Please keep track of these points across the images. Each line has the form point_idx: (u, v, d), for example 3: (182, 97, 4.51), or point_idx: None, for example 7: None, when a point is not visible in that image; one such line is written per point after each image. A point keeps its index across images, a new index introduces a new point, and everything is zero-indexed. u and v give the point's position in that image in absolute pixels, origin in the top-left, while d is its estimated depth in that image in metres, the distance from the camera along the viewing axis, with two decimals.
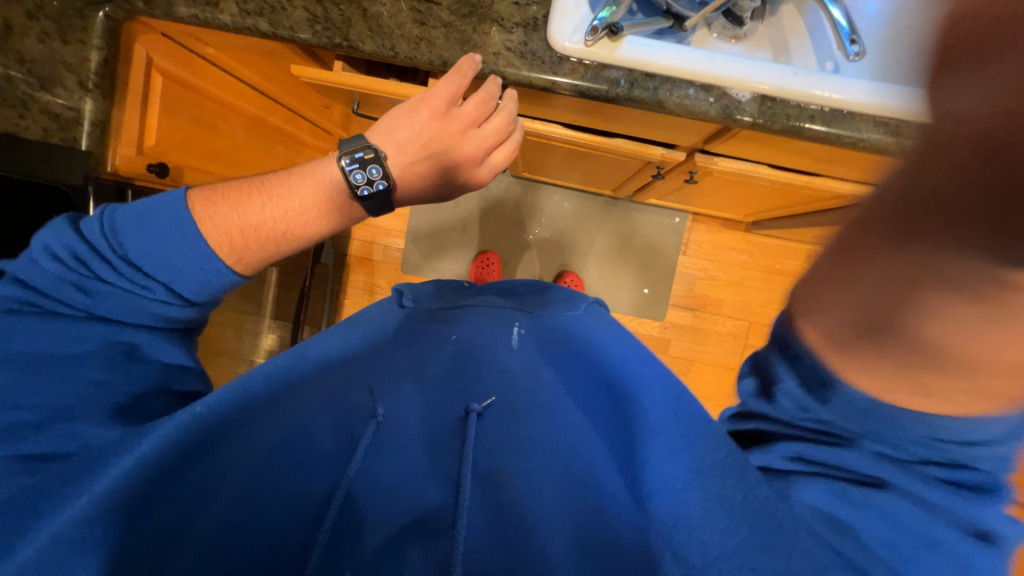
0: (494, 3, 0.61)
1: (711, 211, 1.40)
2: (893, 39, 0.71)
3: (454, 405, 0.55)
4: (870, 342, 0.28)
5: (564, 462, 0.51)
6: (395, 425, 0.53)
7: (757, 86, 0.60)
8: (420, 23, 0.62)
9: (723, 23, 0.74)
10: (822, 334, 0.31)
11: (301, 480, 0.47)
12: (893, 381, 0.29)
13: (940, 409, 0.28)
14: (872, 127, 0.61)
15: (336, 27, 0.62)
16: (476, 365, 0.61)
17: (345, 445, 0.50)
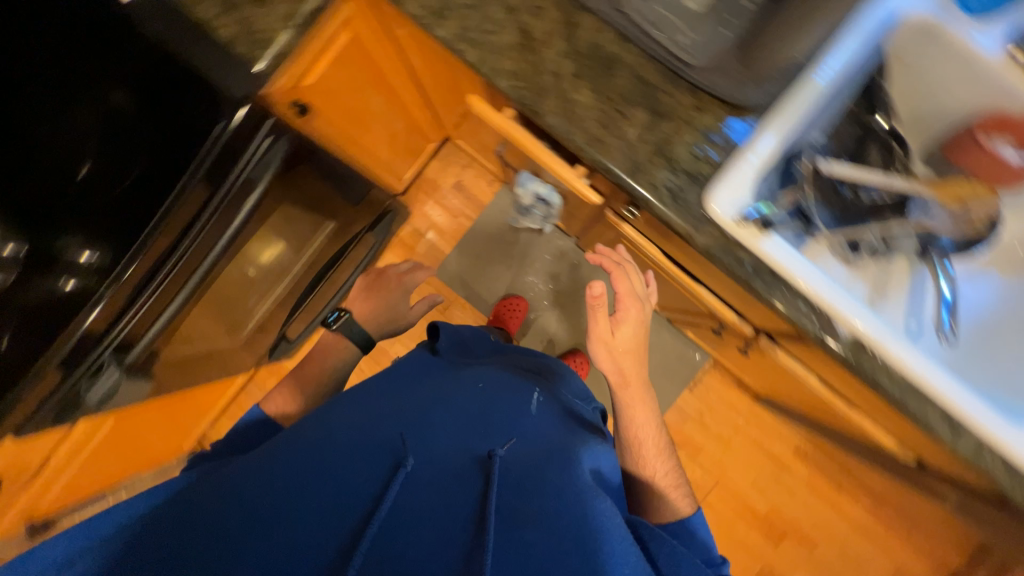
0: (675, 143, 0.65)
1: (732, 367, 1.45)
2: (985, 333, 0.76)
3: (473, 447, 0.61)
4: (653, 444, 0.80)
5: (579, 501, 0.54)
6: (425, 464, 0.57)
7: (857, 329, 0.63)
8: (604, 125, 0.66)
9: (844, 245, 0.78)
10: (650, 446, 0.80)
11: (338, 499, 0.53)
12: (664, 459, 0.79)
13: (668, 474, 0.77)
14: (938, 414, 0.65)
15: (531, 91, 0.67)
16: (501, 416, 0.68)
17: (378, 469, 0.56)
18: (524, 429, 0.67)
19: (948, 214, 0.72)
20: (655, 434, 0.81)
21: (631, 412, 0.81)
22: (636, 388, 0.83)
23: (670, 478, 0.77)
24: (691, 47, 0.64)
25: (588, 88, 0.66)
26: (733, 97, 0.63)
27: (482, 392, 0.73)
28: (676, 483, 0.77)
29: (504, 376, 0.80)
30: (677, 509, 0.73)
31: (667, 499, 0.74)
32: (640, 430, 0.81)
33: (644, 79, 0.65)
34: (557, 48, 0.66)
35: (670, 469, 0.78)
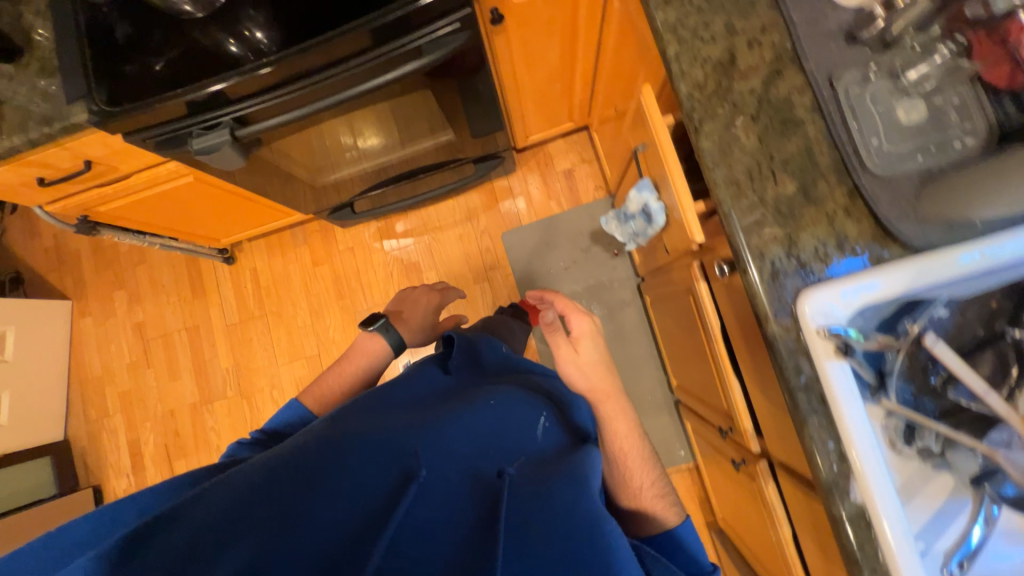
0: (804, 230, 0.63)
1: (707, 480, 1.39)
2: None
3: (474, 462, 0.65)
4: (641, 460, 0.81)
5: (583, 517, 0.56)
6: (437, 476, 0.61)
7: (879, 510, 0.58)
8: (749, 176, 0.64)
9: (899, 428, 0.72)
10: (637, 464, 0.80)
11: (358, 493, 0.58)
12: (652, 477, 0.81)
13: (664, 499, 0.79)
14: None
15: (703, 110, 0.66)
16: (506, 438, 0.71)
17: (385, 471, 0.60)
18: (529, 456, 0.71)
19: None
20: (640, 451, 0.82)
21: (614, 422, 0.83)
22: (614, 398, 0.85)
23: (656, 489, 0.80)
24: (877, 151, 0.61)
25: (755, 134, 0.65)
26: (887, 222, 0.60)
27: (491, 407, 0.75)
28: (664, 495, 0.79)
29: (516, 398, 0.80)
30: (668, 514, 0.77)
31: (646, 509, 0.78)
32: (625, 444, 0.81)
33: (812, 156, 0.63)
34: (749, 84, 0.65)
35: (658, 485, 0.80)
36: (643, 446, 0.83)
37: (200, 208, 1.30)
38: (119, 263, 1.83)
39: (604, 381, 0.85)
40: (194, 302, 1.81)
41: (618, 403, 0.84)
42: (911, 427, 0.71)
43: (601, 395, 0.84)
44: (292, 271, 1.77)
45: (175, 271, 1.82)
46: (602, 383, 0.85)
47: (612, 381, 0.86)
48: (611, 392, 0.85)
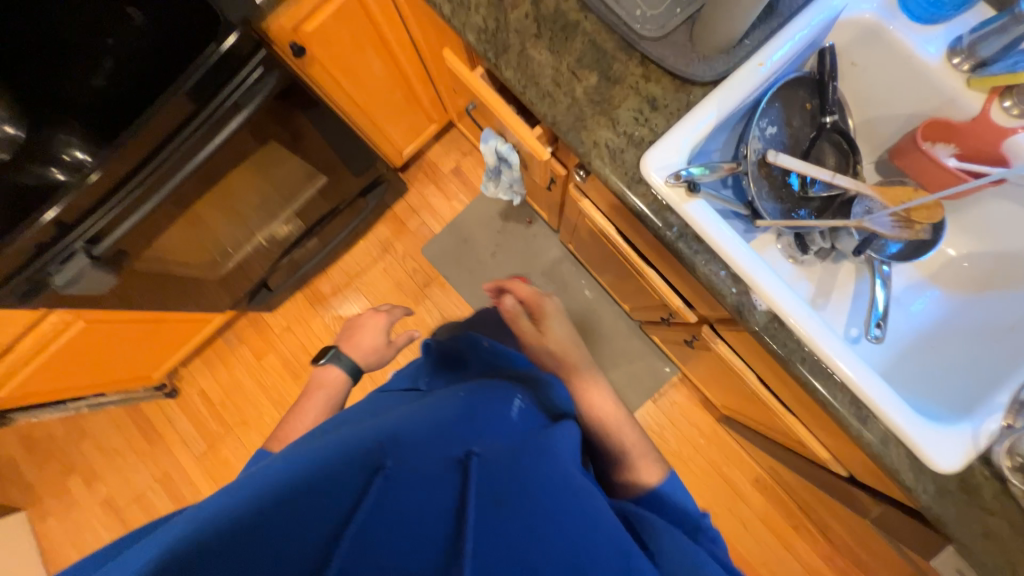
0: (619, 107, 0.69)
1: (696, 382, 1.44)
2: (919, 349, 0.74)
3: (444, 448, 0.50)
4: (613, 423, 0.80)
5: (561, 478, 0.52)
6: (393, 489, 0.43)
7: (781, 307, 0.63)
8: (556, 83, 0.70)
9: (790, 241, 0.79)
10: (608, 427, 0.79)
11: (264, 560, 0.36)
12: (628, 436, 0.79)
13: (645, 455, 0.77)
14: (844, 399, 0.64)
15: (494, 46, 0.72)
16: (480, 409, 0.59)
17: (345, 475, 0.43)
18: (511, 423, 0.60)
19: (895, 223, 0.70)
20: (616, 420, 0.80)
21: (592, 396, 0.82)
22: (584, 372, 0.84)
23: (636, 449, 0.78)
24: (644, 18, 0.68)
25: (545, 48, 0.71)
26: (679, 70, 0.68)
27: (460, 395, 0.62)
28: (643, 453, 0.77)
29: (491, 382, 0.71)
30: (648, 475, 0.74)
31: (632, 478, 0.74)
32: (604, 412, 0.80)
33: (598, 46, 0.70)
34: (522, 9, 0.72)
35: (638, 447, 0.78)
36: (615, 412, 0.82)
37: (108, 351, 1.25)
38: (61, 448, 1.72)
39: (562, 353, 0.88)
40: (153, 451, 1.71)
41: (590, 373, 0.85)
42: (797, 234, 0.77)
43: (564, 368, 0.86)
44: (240, 375, 1.72)
45: (123, 430, 1.72)
46: (561, 354, 0.88)
47: (573, 361, 0.87)
48: (569, 361, 0.87)
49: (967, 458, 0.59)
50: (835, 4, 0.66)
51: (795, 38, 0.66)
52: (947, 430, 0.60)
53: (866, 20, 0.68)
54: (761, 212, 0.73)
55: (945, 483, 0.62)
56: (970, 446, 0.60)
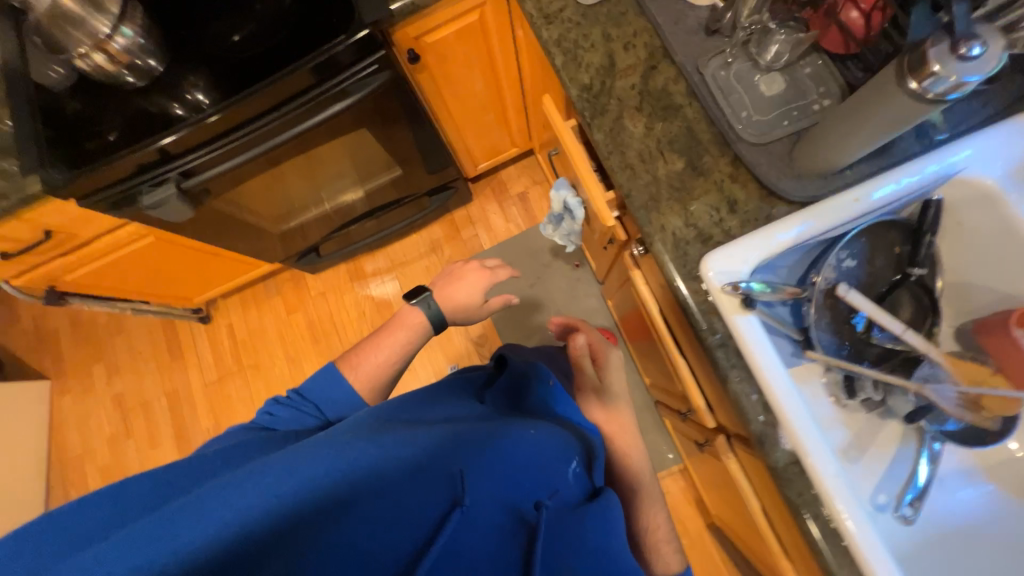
0: (697, 199, 0.68)
1: (696, 480, 1.36)
2: (953, 538, 0.67)
3: (514, 495, 0.53)
4: (642, 494, 0.73)
5: (611, 567, 0.53)
6: (465, 523, 0.48)
7: (809, 455, 0.59)
8: (641, 159, 0.70)
9: (838, 379, 0.73)
10: (637, 497, 0.73)
11: (374, 550, 0.45)
12: (654, 517, 0.72)
13: (671, 538, 0.72)
14: (850, 574, 0.59)
15: (593, 107, 0.73)
16: (546, 460, 0.59)
17: (417, 506, 0.48)
18: (571, 484, 0.60)
19: (958, 397, 0.66)
20: (647, 491, 0.74)
21: (637, 473, 0.75)
22: (620, 427, 0.77)
23: (665, 530, 0.72)
24: (747, 121, 0.67)
25: (642, 122, 0.71)
26: (769, 181, 0.66)
27: (531, 437, 0.60)
28: (666, 542, 0.71)
29: (555, 424, 0.69)
30: (669, 563, 0.69)
31: (648, 557, 0.70)
32: (635, 478, 0.74)
33: (693, 134, 0.70)
34: (630, 80, 0.73)
35: (664, 529, 0.72)
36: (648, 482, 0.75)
37: (165, 269, 1.35)
38: (99, 336, 1.86)
39: (606, 397, 0.80)
40: (172, 365, 1.82)
41: (627, 430, 0.77)
42: (846, 375, 0.72)
43: (600, 418, 0.78)
44: (267, 322, 1.80)
45: (154, 337, 1.84)
46: (602, 399, 0.80)
47: (612, 411, 0.79)
48: (608, 412, 0.78)
49: None
50: (954, 164, 0.64)
51: (903, 185, 0.64)
52: None
53: (991, 185, 0.65)
54: (815, 344, 0.69)
55: None
56: None
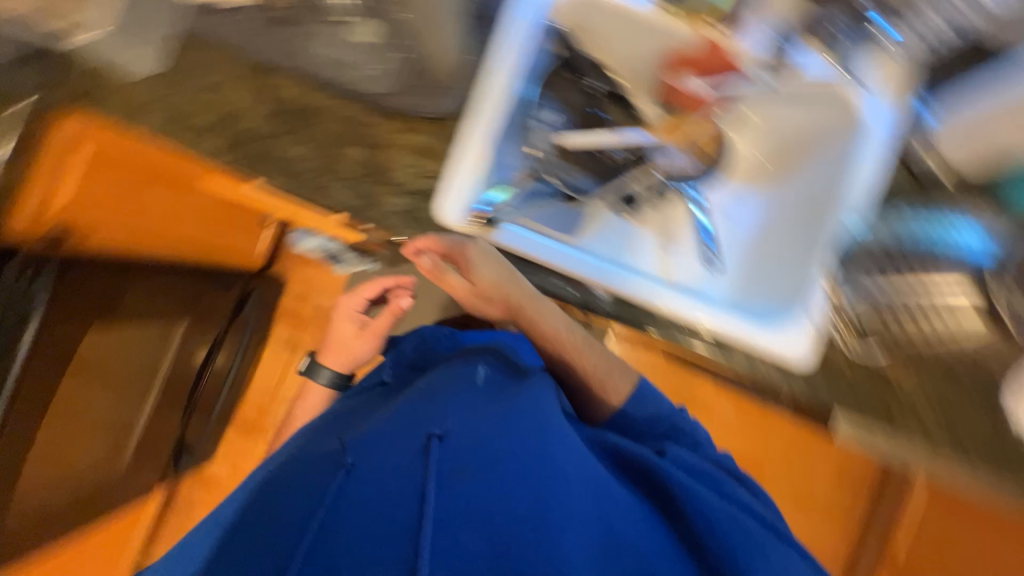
0: (394, 170, 0.68)
1: None
2: (754, 247, 0.80)
3: (415, 438, 0.68)
4: (575, 351, 0.82)
5: (510, 445, 0.66)
6: (358, 479, 0.65)
7: (616, 289, 0.69)
8: (324, 173, 0.69)
9: (616, 201, 0.82)
10: (572, 354, 0.81)
11: (302, 519, 0.63)
12: (593, 363, 0.82)
13: (614, 371, 0.83)
14: (705, 340, 0.70)
15: (247, 160, 0.69)
16: (433, 403, 0.74)
17: (335, 484, 0.65)
18: (462, 400, 0.75)
19: (680, 153, 0.78)
20: (577, 343, 0.82)
21: (557, 338, 0.80)
22: (526, 312, 0.76)
23: (605, 365, 0.83)
24: (374, 78, 0.67)
25: (297, 141, 0.69)
26: (428, 112, 0.67)
27: (426, 399, 0.76)
28: (614, 369, 0.83)
29: (449, 368, 0.85)
30: (620, 388, 0.82)
31: (602, 394, 0.82)
32: (563, 348, 0.81)
33: (345, 119, 0.69)
34: (256, 113, 0.68)
35: (607, 362, 0.83)
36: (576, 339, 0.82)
37: None
38: None
39: (494, 291, 0.72)
40: None
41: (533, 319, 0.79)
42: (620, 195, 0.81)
43: (506, 309, 0.74)
44: None
45: None
46: (492, 293, 0.72)
47: (508, 304, 0.74)
48: (502, 296, 0.72)
49: (811, 344, 0.67)
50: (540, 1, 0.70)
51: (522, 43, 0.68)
52: (782, 330, 0.67)
53: None
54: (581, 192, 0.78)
55: (810, 374, 0.68)
56: (807, 334, 0.67)
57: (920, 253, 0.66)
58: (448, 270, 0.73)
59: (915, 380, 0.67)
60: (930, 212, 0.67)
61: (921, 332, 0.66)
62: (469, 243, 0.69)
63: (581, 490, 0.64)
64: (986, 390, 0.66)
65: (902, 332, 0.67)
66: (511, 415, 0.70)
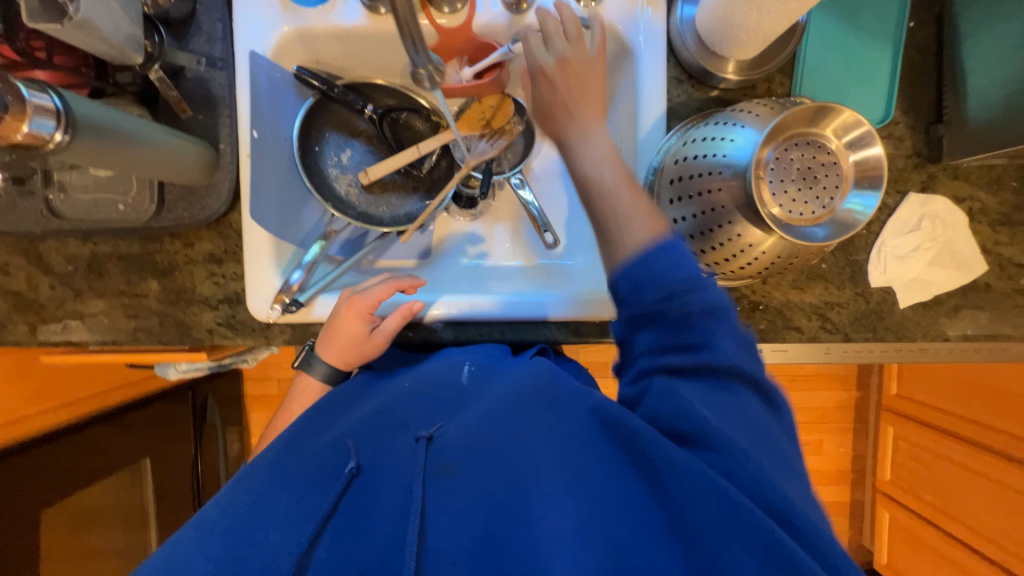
0: (196, 285, 0.66)
1: None
2: None
3: (407, 433, 0.49)
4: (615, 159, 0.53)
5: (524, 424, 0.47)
6: (355, 490, 0.45)
7: (448, 318, 0.67)
8: (133, 315, 0.66)
9: (456, 207, 0.80)
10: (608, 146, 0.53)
11: (289, 521, 0.42)
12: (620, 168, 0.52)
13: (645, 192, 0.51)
14: (556, 329, 0.70)
15: (57, 332, 0.67)
16: (428, 400, 0.54)
17: (310, 490, 0.45)
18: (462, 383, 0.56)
19: (484, 142, 0.73)
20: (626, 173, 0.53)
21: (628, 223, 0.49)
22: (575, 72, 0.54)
23: (649, 219, 0.50)
24: (133, 205, 0.64)
25: (95, 294, 0.66)
26: (197, 216, 0.64)
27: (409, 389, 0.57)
28: (652, 216, 0.50)
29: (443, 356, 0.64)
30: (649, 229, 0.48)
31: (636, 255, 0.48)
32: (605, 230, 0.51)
33: (128, 254, 0.66)
34: (44, 283, 0.66)
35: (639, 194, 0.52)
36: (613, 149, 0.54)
37: None
38: None
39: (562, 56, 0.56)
40: None
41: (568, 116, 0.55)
42: (455, 200, 0.78)
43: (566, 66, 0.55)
44: None
45: None
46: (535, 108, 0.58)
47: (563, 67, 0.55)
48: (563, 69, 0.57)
49: None
50: (251, 51, 0.62)
51: (256, 111, 0.63)
52: None
53: (285, 32, 0.63)
54: (413, 214, 0.77)
55: None
56: None
57: (695, 177, 0.53)
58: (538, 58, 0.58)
59: (773, 285, 0.65)
60: (722, 118, 0.53)
61: (729, 261, 0.54)
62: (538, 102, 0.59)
63: (590, 475, 0.43)
64: (839, 257, 0.64)
65: (725, 266, 0.55)
66: (507, 408, 0.49)
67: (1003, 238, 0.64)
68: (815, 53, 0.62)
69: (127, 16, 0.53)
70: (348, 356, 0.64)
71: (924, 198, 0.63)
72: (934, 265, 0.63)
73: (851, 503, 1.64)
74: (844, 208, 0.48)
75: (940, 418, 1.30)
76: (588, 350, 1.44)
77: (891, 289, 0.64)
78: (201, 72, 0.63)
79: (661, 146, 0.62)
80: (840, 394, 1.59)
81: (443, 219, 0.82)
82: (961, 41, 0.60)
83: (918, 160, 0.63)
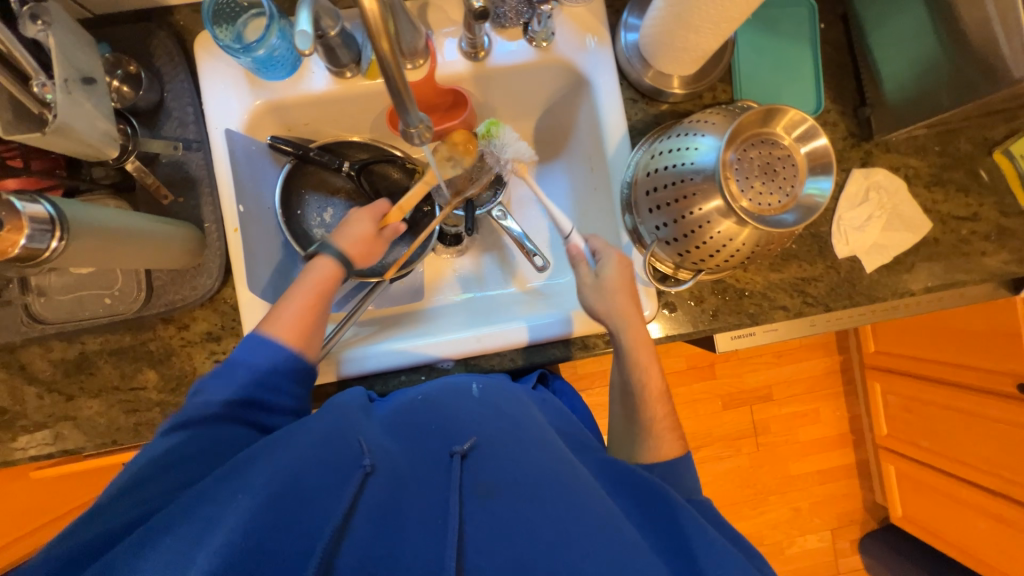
0: (196, 367, 0.65)
1: None
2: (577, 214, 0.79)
3: (436, 450, 0.54)
4: (647, 354, 0.64)
5: (540, 444, 0.54)
6: (375, 487, 0.48)
7: (459, 354, 0.69)
8: (132, 410, 0.64)
9: (442, 246, 0.82)
10: (640, 337, 0.63)
11: (315, 519, 0.43)
12: (650, 362, 0.64)
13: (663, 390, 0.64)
14: (563, 346, 0.72)
15: (49, 442, 0.63)
16: (447, 415, 0.57)
17: (339, 484, 0.46)
18: (483, 400, 0.60)
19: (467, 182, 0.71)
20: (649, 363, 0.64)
21: (636, 362, 0.63)
22: (638, 339, 0.63)
23: (659, 399, 0.64)
24: (119, 297, 0.62)
25: (88, 395, 0.64)
26: (191, 297, 0.63)
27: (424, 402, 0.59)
28: (664, 410, 0.63)
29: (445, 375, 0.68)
30: (668, 444, 0.61)
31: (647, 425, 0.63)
32: (634, 381, 0.64)
33: (120, 347, 0.64)
34: (29, 393, 0.63)
35: (654, 387, 0.64)
36: (645, 341, 0.64)
37: None
38: None
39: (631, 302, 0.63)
40: None
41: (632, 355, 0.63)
42: (442, 239, 0.81)
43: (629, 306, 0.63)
44: None
45: None
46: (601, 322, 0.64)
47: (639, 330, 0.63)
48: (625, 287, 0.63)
49: (652, 296, 0.67)
50: (226, 129, 0.63)
51: (239, 185, 0.64)
52: None
53: (256, 105, 0.65)
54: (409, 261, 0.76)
55: (664, 322, 0.69)
56: (644, 289, 0.67)
57: (670, 185, 0.57)
58: (581, 259, 0.65)
59: (754, 272, 0.69)
60: (682, 130, 0.58)
61: (713, 257, 0.59)
62: (618, 297, 0.62)
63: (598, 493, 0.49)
64: (806, 236, 0.70)
65: (710, 261, 0.60)
66: (528, 433, 0.56)
67: (939, 197, 0.71)
68: (747, 60, 0.70)
69: (100, 113, 0.53)
70: (356, 248, 0.64)
71: (866, 172, 0.70)
72: (888, 231, 0.70)
73: (856, 463, 1.70)
74: (804, 193, 0.53)
75: (920, 367, 1.39)
76: (585, 361, 1.47)
77: (856, 257, 0.70)
78: (177, 155, 0.63)
79: (629, 162, 0.66)
80: (825, 360, 1.67)
81: (432, 259, 0.83)
82: (866, 35, 0.68)
83: (853, 140, 0.71)
